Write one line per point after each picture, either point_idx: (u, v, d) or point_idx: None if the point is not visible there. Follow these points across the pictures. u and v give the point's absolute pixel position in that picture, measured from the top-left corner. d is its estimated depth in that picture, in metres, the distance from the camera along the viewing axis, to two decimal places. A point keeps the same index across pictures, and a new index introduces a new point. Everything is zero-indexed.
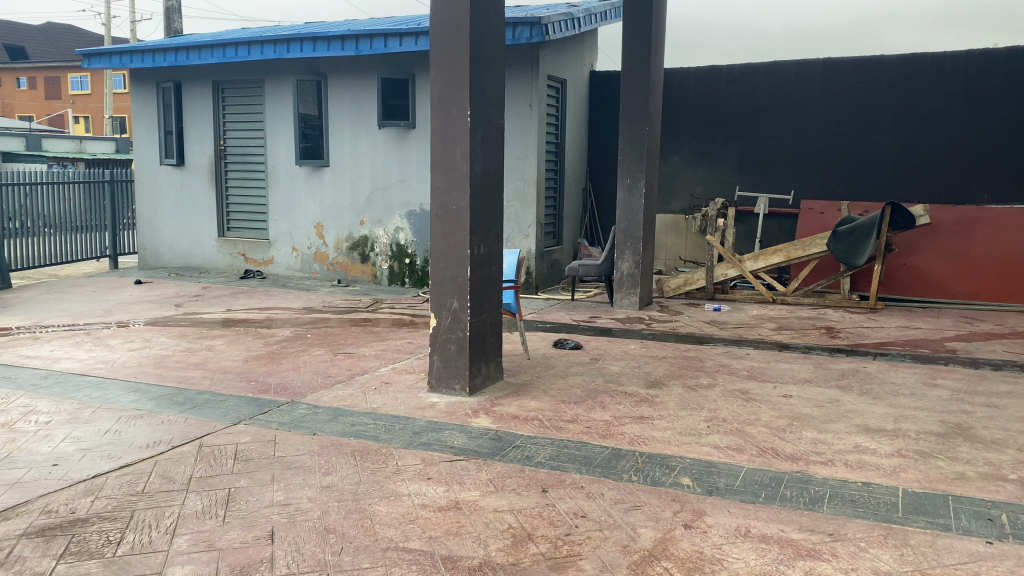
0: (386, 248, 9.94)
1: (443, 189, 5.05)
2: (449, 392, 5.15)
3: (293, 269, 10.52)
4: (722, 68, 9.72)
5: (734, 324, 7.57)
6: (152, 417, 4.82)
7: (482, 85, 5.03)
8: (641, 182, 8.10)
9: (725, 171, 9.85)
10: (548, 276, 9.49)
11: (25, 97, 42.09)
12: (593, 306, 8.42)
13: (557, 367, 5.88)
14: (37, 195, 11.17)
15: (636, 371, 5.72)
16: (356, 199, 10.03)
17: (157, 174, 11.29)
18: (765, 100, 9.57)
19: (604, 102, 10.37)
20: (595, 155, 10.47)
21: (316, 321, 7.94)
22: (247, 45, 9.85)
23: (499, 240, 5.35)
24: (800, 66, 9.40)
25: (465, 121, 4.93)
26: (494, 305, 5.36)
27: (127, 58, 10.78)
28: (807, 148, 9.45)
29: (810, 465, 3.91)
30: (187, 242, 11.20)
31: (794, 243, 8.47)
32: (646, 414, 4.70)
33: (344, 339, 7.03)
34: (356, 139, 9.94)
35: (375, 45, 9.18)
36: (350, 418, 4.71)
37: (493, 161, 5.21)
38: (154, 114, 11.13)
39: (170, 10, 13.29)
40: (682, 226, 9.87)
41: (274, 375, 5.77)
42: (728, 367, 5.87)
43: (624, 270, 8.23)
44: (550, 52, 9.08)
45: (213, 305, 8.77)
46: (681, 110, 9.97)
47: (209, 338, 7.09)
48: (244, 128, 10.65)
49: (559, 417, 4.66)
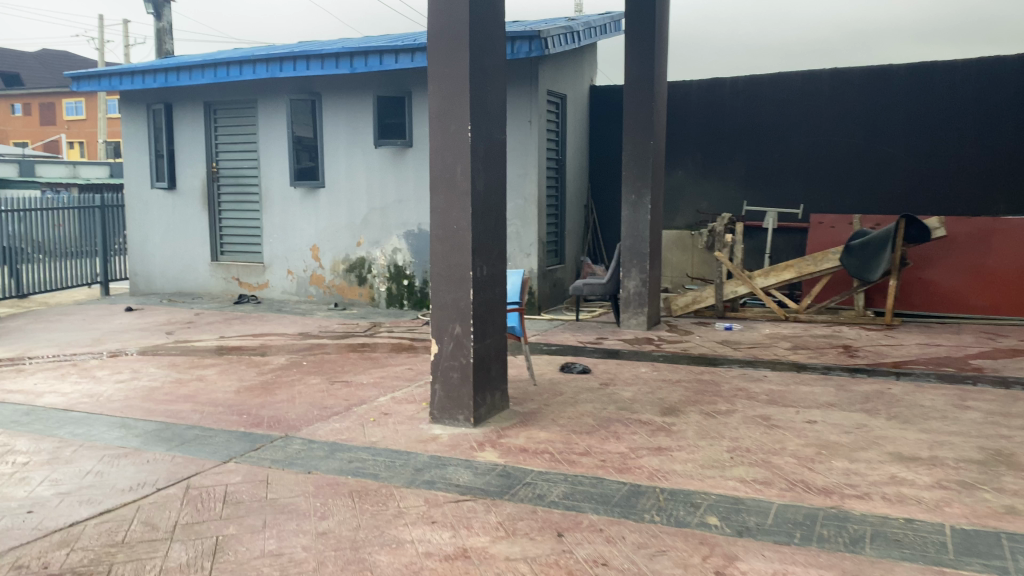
0: (384, 269, 9.66)
1: (443, 207, 4.78)
2: (452, 424, 4.86)
3: (288, 293, 10.24)
4: (725, 80, 9.51)
5: (747, 344, 7.29)
6: (136, 456, 4.51)
7: (483, 98, 4.78)
8: (646, 198, 7.82)
9: (731, 185, 9.61)
10: (551, 296, 9.22)
11: (20, 124, 42.04)
12: (599, 327, 8.13)
13: (565, 393, 5.58)
14: (28, 222, 11.11)
15: (650, 397, 5.44)
16: (352, 220, 9.77)
17: (149, 198, 11.03)
18: (771, 112, 9.36)
19: (606, 117, 10.15)
20: (596, 171, 10.23)
21: (313, 347, 7.64)
22: (240, 64, 9.64)
23: (503, 260, 5.07)
24: (806, 77, 9.19)
25: (466, 136, 4.68)
26: (498, 330, 5.07)
27: (117, 79, 10.55)
28: (815, 161, 9.22)
29: (845, 500, 3.61)
30: (179, 267, 10.92)
31: (806, 258, 8.23)
32: (664, 445, 4.44)
33: (342, 366, 6.73)
34: (353, 158, 9.69)
35: (371, 62, 8.96)
36: (348, 454, 4.41)
37: (496, 177, 4.95)
38: (145, 137, 10.90)
39: (161, 31, 13.08)
40: (689, 242, 9.64)
41: (268, 407, 5.46)
42: (745, 392, 5.58)
43: (631, 288, 7.96)
44: (550, 66, 8.87)
45: (206, 332, 8.48)
46: (684, 124, 9.75)
47: (200, 368, 6.79)
48: (236, 149, 10.41)
49: (571, 450, 4.38)
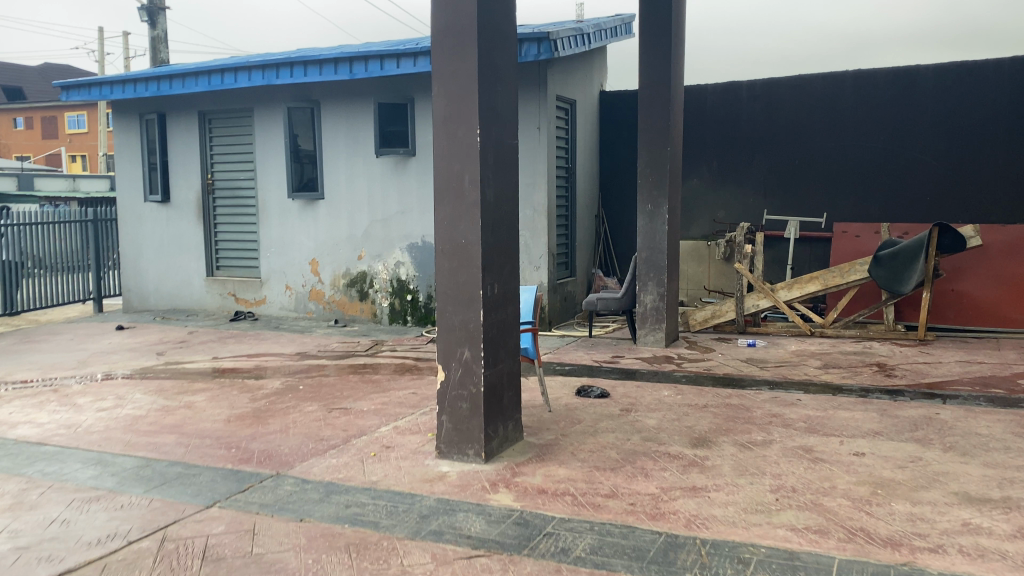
0: (386, 284, 9.21)
1: (450, 219, 4.34)
2: (461, 459, 4.39)
3: (287, 309, 9.79)
4: (743, 83, 9.07)
5: (774, 362, 6.82)
6: (110, 501, 4.04)
7: (493, 100, 4.33)
8: (663, 208, 7.35)
9: (749, 193, 9.15)
10: (561, 311, 8.75)
11: (23, 137, 41.83)
12: (614, 345, 7.66)
13: (583, 421, 5.11)
14: (29, 235, 10.73)
15: (677, 426, 4.97)
16: (353, 233, 9.33)
17: (142, 211, 10.60)
18: (791, 116, 8.91)
19: (617, 123, 9.71)
20: (608, 180, 9.79)
21: (311, 369, 7.17)
22: (234, 72, 9.23)
23: (516, 277, 4.61)
24: (828, 79, 8.74)
25: (475, 141, 4.23)
26: (511, 354, 4.61)
27: (108, 88, 10.15)
28: (839, 166, 8.76)
29: (917, 554, 3.14)
30: (174, 282, 10.47)
31: (832, 270, 7.76)
32: (699, 484, 3.97)
33: (341, 390, 6.26)
34: (353, 167, 9.26)
35: (371, 67, 8.53)
36: (345, 497, 3.95)
37: (507, 187, 4.49)
38: (137, 148, 10.48)
39: (156, 40, 12.69)
40: (705, 252, 9.13)
41: (259, 439, 5.00)
42: (781, 419, 5.10)
43: (647, 303, 7.48)
44: (559, 70, 8.45)
45: (198, 352, 8.02)
46: (700, 129, 9.32)
47: (189, 393, 6.32)
48: (232, 159, 9.98)
49: (595, 490, 3.91)
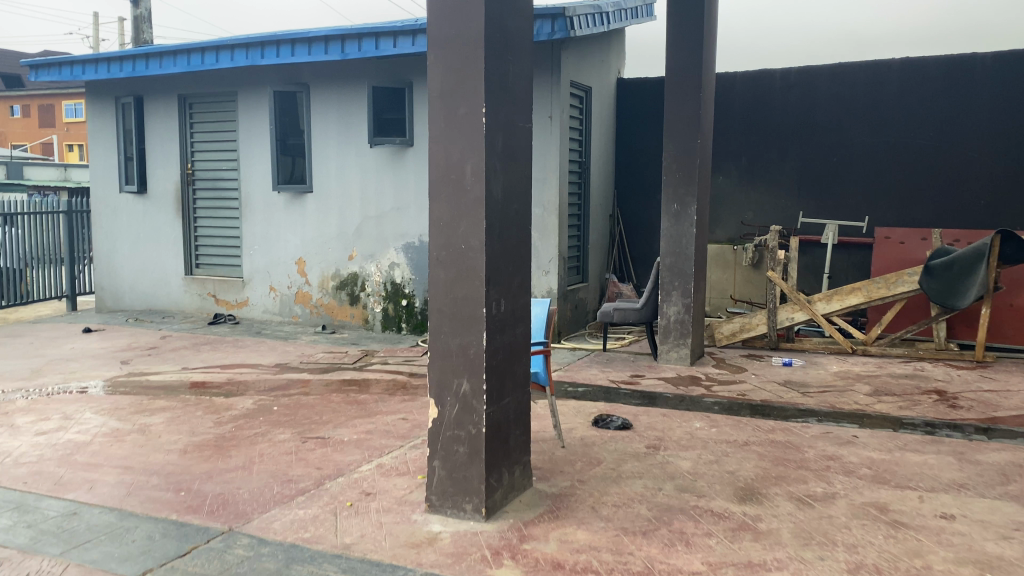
0: (379, 287, 8.39)
1: (448, 219, 3.51)
2: (456, 515, 3.57)
3: (270, 312, 8.96)
4: (776, 71, 8.25)
5: (817, 387, 5.98)
6: (14, 568, 3.20)
7: (503, 73, 3.50)
8: (692, 208, 6.51)
9: (780, 194, 8.33)
10: (572, 320, 7.91)
11: (19, 126, 41.04)
12: (632, 361, 6.83)
13: (604, 462, 4.28)
14: (17, 226, 10.09)
15: (718, 473, 4.14)
16: (344, 230, 8.50)
17: (117, 203, 9.76)
18: (829, 109, 8.08)
19: (636, 114, 8.86)
20: (623, 176, 8.96)
21: (291, 384, 6.33)
22: (216, 51, 8.42)
23: (526, 290, 3.78)
24: (872, 67, 7.89)
25: (480, 123, 3.40)
26: (520, 384, 3.78)
27: (79, 69, 9.31)
28: (881, 165, 7.93)
29: None
30: (151, 280, 9.64)
31: (876, 280, 6.95)
32: (756, 560, 3.14)
33: (321, 413, 5.42)
34: (344, 158, 8.43)
35: (365, 47, 7.71)
36: (308, 570, 3.11)
37: (517, 180, 3.66)
38: (113, 134, 9.64)
39: (139, 19, 11.84)
40: (730, 258, 8.27)
41: (217, 479, 4.17)
42: (840, 464, 4.27)
43: (670, 315, 6.65)
44: (574, 54, 7.61)
45: (168, 362, 7.18)
46: (727, 122, 8.50)
47: (148, 414, 5.48)
48: (215, 147, 9.14)
49: (624, 566, 3.08)
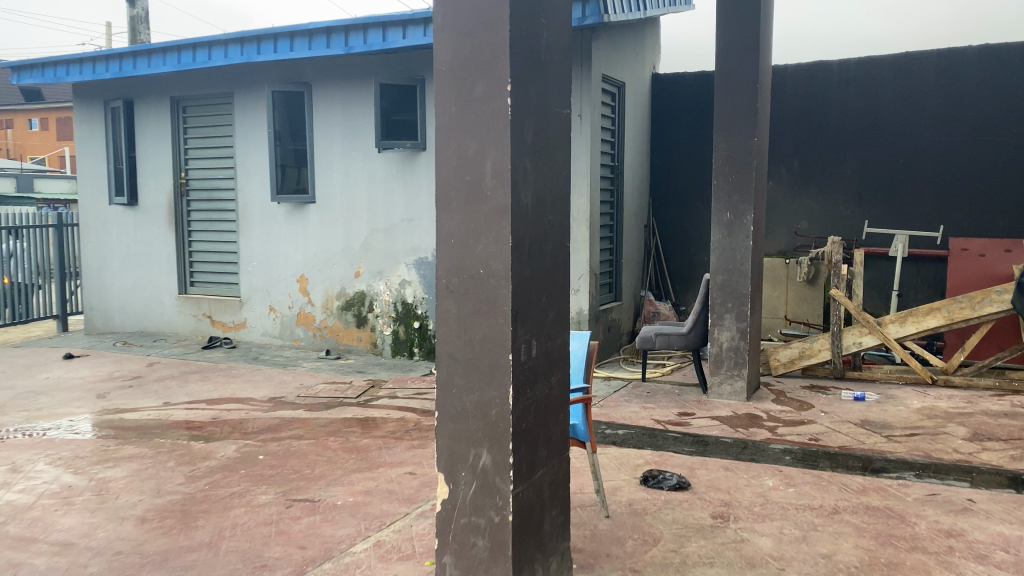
0: (388, 307, 7.54)
1: (461, 236, 2.64)
2: None
3: (270, 335, 8.13)
4: (833, 63, 7.33)
5: (902, 428, 5.05)
6: None
7: (534, 40, 2.62)
8: (747, 217, 5.60)
9: (838, 202, 7.41)
10: (605, 344, 7.01)
11: (36, 140, 40.77)
12: (677, 395, 5.91)
13: (663, 542, 3.38)
14: (19, 240, 9.51)
15: (811, 558, 3.22)
16: (349, 244, 7.67)
17: (106, 215, 8.99)
18: (894, 105, 7.15)
19: (675, 113, 7.97)
20: (660, 183, 8.07)
21: (283, 424, 5.47)
22: (208, 47, 7.65)
23: (563, 327, 2.90)
24: (944, 57, 6.95)
25: (503, 106, 2.52)
26: (556, 449, 2.89)
27: (63, 70, 8.57)
28: (955, 168, 6.98)
29: None
30: (142, 300, 8.84)
31: (958, 300, 6.00)
32: None
33: (315, 465, 4.55)
34: (350, 165, 7.61)
35: (371, 39, 6.88)
36: None
37: (552, 183, 2.78)
38: (101, 141, 8.88)
39: (134, 19, 11.12)
40: (782, 274, 7.33)
41: (171, 564, 3.30)
42: (965, 544, 3.33)
43: (722, 342, 5.74)
44: (606, 44, 6.74)
45: (149, 396, 6.34)
46: (777, 121, 7.60)
47: (111, 466, 4.63)
48: (210, 154, 8.35)
49: None
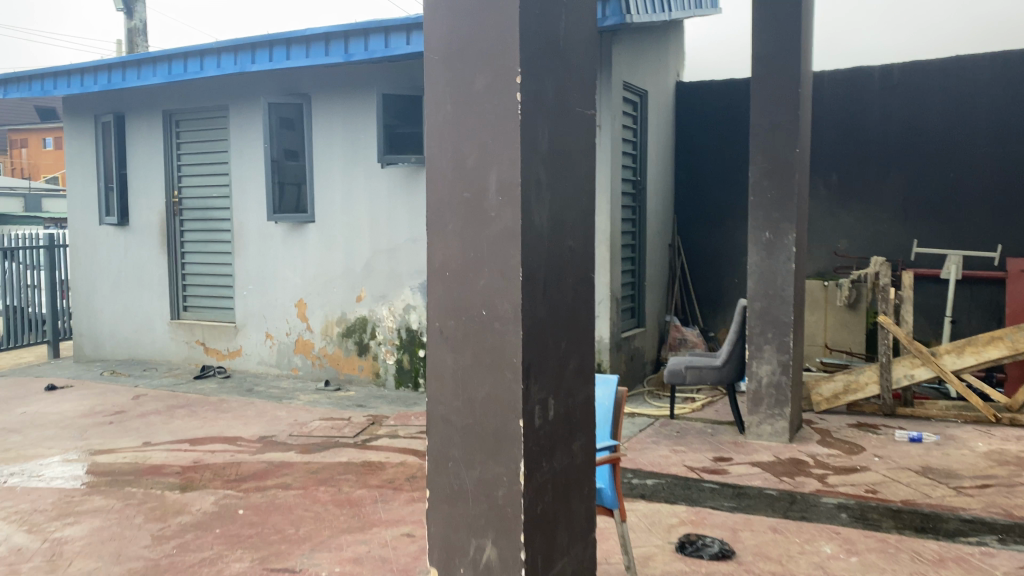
0: (392, 335, 6.99)
1: (460, 268, 2.09)
2: None
3: (267, 363, 7.60)
4: (874, 68, 6.78)
5: (971, 478, 4.42)
6: None
7: (550, 18, 2.07)
8: (787, 237, 5.02)
9: (880, 219, 6.82)
10: (627, 375, 6.43)
11: (50, 159, 40.70)
12: (710, 435, 5.31)
13: None
14: (8, 262, 9.07)
15: None
16: (350, 266, 7.14)
17: (97, 236, 8.53)
18: (942, 113, 6.56)
19: (700, 124, 7.41)
20: (685, 199, 7.51)
21: (271, 470, 4.91)
22: (200, 57, 7.19)
23: (588, 379, 2.33)
24: (997, 59, 6.35)
25: (512, 102, 1.96)
26: (580, 533, 2.30)
27: (52, 83, 8.14)
28: (1010, 181, 6.36)
29: None
30: (133, 325, 8.34)
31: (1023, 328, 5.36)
32: None
33: (299, 523, 3.98)
34: (351, 181, 7.09)
35: (372, 46, 6.37)
36: None
37: (574, 201, 2.21)
38: (92, 158, 8.43)
39: (132, 31, 10.73)
40: (821, 297, 6.72)
41: None
42: None
43: (760, 377, 5.14)
44: (627, 48, 6.21)
45: (129, 434, 5.81)
46: (813, 132, 7.05)
47: (70, 522, 4.08)
48: (204, 171, 7.87)
49: None
